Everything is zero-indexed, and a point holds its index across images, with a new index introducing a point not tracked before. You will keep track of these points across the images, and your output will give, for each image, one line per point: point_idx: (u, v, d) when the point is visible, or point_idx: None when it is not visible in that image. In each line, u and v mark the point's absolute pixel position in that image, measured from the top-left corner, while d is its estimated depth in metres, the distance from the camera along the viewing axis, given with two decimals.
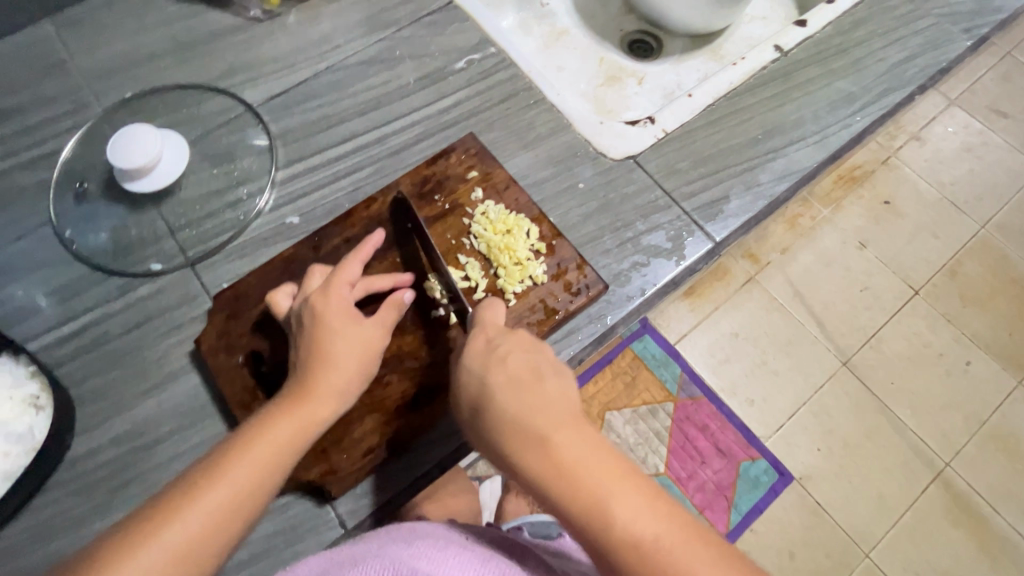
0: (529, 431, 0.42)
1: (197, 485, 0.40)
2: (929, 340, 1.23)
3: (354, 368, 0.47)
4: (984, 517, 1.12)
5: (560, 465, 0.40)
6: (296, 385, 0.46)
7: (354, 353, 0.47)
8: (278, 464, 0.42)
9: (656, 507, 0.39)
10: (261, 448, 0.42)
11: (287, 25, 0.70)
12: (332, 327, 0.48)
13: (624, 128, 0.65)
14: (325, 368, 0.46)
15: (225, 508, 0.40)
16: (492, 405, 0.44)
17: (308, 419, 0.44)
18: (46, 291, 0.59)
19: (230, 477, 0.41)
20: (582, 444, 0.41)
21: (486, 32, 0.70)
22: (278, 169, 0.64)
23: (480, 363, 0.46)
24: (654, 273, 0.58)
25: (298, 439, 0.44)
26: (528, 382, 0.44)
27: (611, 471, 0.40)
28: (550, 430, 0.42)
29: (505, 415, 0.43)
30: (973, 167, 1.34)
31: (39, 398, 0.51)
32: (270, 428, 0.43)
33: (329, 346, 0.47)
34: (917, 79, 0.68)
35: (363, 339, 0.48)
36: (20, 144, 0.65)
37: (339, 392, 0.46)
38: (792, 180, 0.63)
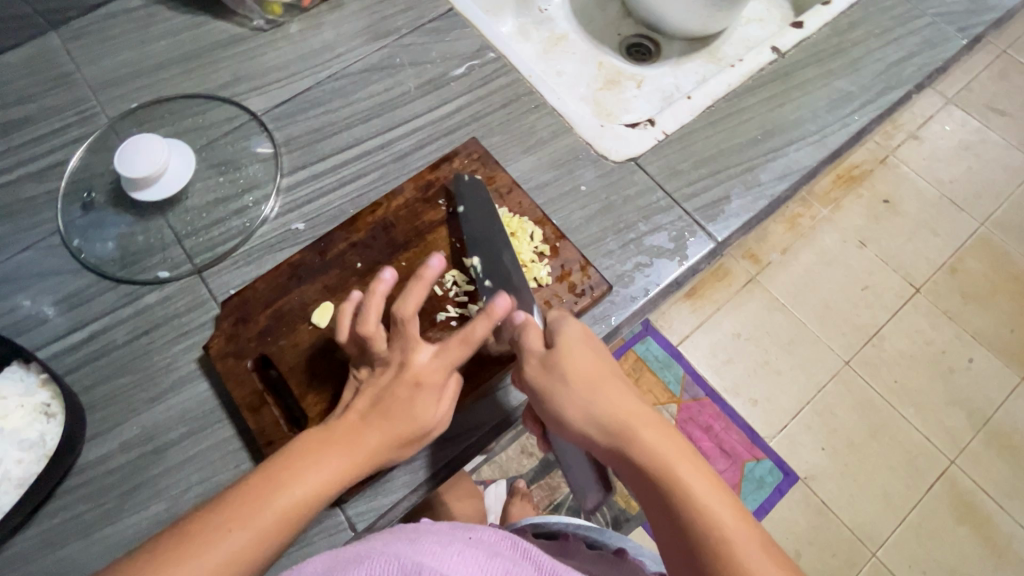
0: (634, 412, 0.44)
1: (231, 519, 0.39)
2: (932, 338, 1.23)
3: (413, 427, 0.46)
4: (990, 515, 1.12)
5: (664, 446, 0.42)
6: (348, 427, 0.45)
7: (418, 411, 0.46)
8: (311, 513, 0.42)
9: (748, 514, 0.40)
10: (310, 479, 0.42)
11: (290, 35, 0.71)
12: (408, 375, 0.46)
13: (624, 130, 0.66)
14: (387, 419, 0.45)
15: (246, 555, 0.39)
16: (601, 381, 0.46)
17: (355, 471, 0.44)
18: (55, 300, 0.59)
19: (259, 522, 0.40)
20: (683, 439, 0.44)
21: (487, 38, 0.71)
22: (283, 176, 0.64)
23: (584, 347, 0.48)
24: (657, 274, 0.59)
25: (353, 474, 0.44)
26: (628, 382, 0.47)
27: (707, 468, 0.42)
28: (651, 416, 0.45)
29: (611, 392, 0.45)
30: (971, 165, 1.34)
31: (50, 405, 0.52)
32: (325, 461, 0.43)
33: (396, 400, 0.46)
34: (913, 78, 0.69)
35: (437, 381, 0.47)
36: (28, 155, 0.65)
37: (393, 447, 0.45)
38: (792, 179, 0.64)
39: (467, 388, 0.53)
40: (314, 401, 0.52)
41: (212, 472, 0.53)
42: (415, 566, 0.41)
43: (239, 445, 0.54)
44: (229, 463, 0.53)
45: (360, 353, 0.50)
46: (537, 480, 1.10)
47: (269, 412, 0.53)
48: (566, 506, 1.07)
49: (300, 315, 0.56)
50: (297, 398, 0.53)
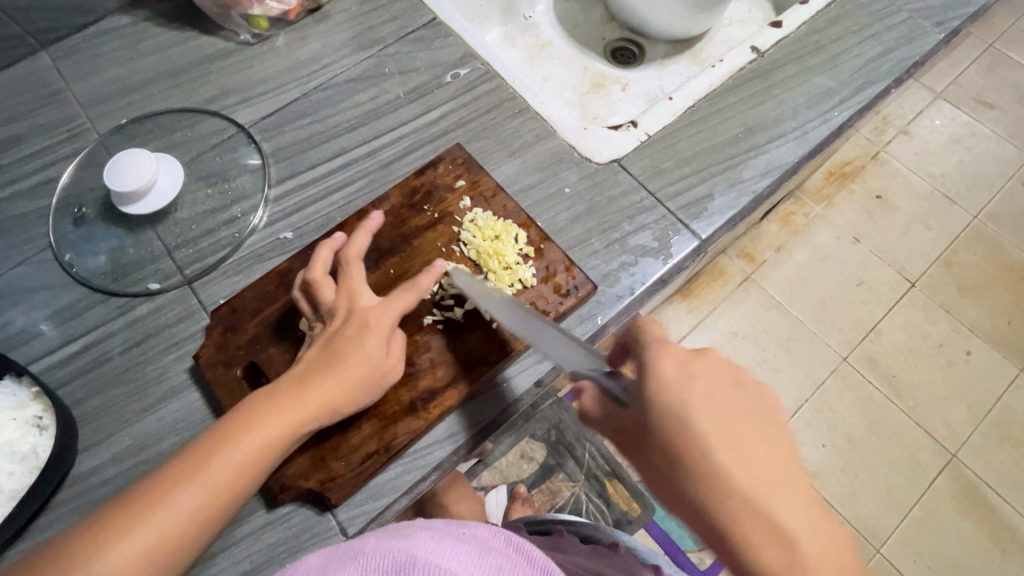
0: (735, 487, 0.41)
1: (181, 478, 0.43)
2: (928, 331, 1.23)
3: (362, 376, 0.49)
4: (994, 507, 1.11)
5: (760, 528, 0.40)
6: (302, 382, 0.49)
7: (368, 356, 0.49)
8: (260, 460, 0.45)
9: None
10: (258, 436, 0.46)
11: (277, 47, 0.72)
12: (354, 319, 0.51)
13: (607, 132, 0.67)
14: (337, 367, 0.49)
15: (198, 506, 0.43)
16: (693, 446, 0.42)
17: (312, 422, 0.47)
18: (48, 315, 0.60)
19: (208, 475, 0.44)
20: (791, 511, 0.41)
21: (470, 46, 0.72)
22: (271, 186, 0.65)
23: (673, 399, 0.44)
24: (642, 273, 0.59)
25: (304, 424, 0.47)
26: (736, 433, 0.43)
27: (813, 546, 0.40)
28: (753, 484, 0.41)
29: (702, 461, 0.42)
30: (962, 158, 1.35)
31: (41, 418, 0.53)
32: (274, 416, 0.46)
33: (345, 348, 0.49)
34: (892, 72, 0.70)
35: (378, 327, 0.51)
36: (20, 172, 0.66)
37: (350, 394, 0.49)
38: (775, 175, 0.64)
39: (455, 389, 0.54)
40: None
41: None
42: (410, 558, 0.42)
43: None
44: None
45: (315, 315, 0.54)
46: (537, 484, 1.09)
47: None
48: (567, 509, 1.07)
49: (288, 322, 0.57)
50: None
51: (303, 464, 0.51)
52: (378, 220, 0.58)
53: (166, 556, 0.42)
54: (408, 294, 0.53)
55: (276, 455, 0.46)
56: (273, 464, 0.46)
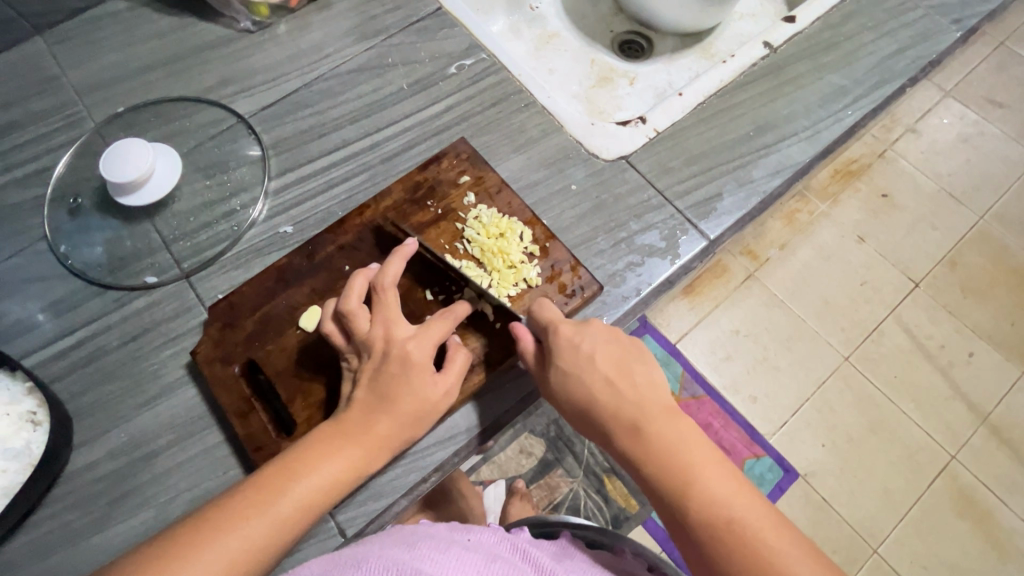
0: (613, 417, 0.48)
1: (243, 512, 0.43)
2: (932, 333, 1.22)
3: (420, 409, 0.48)
4: (992, 510, 1.11)
5: (654, 456, 0.46)
6: (354, 420, 0.47)
7: (418, 392, 0.48)
8: (324, 498, 0.45)
9: (744, 498, 0.44)
10: (319, 471, 0.45)
11: (278, 36, 0.71)
12: (395, 352, 0.48)
13: (615, 128, 0.65)
14: (393, 404, 0.47)
15: (261, 544, 0.42)
16: (588, 400, 0.49)
17: (368, 459, 0.46)
18: (42, 307, 0.59)
19: (268, 515, 0.43)
20: (676, 437, 0.46)
21: (476, 37, 0.70)
22: (271, 179, 0.64)
23: (558, 357, 0.49)
24: (649, 273, 0.58)
25: (364, 464, 0.46)
26: (610, 376, 0.49)
27: (702, 460, 0.45)
28: (625, 413, 0.48)
29: (585, 407, 0.49)
30: (970, 158, 1.33)
31: (35, 413, 0.52)
32: (335, 455, 0.45)
33: (399, 385, 0.47)
34: (908, 71, 0.68)
35: (419, 361, 0.48)
36: (15, 160, 0.65)
37: (407, 430, 0.47)
38: (785, 175, 0.63)
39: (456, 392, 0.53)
40: (302, 405, 0.52)
41: (202, 479, 0.52)
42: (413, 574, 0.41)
43: (229, 451, 0.53)
44: (217, 470, 0.53)
45: (349, 351, 0.50)
46: (536, 480, 1.09)
47: (258, 418, 0.52)
48: (566, 505, 1.07)
49: (288, 319, 0.56)
50: (284, 402, 0.52)
51: None
52: (415, 244, 0.54)
53: None
54: (442, 326, 0.50)
55: (337, 492, 0.45)
56: (332, 501, 0.45)
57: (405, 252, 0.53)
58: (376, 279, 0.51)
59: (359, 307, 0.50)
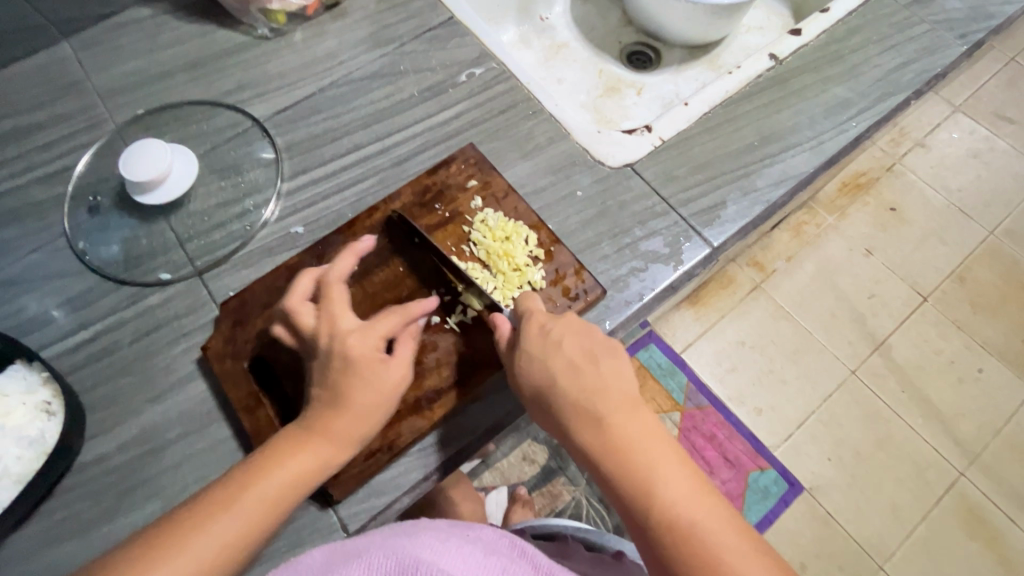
0: (573, 405, 0.47)
1: (210, 515, 0.44)
2: (939, 347, 1.22)
3: (375, 402, 0.48)
4: (1000, 528, 1.10)
5: (610, 446, 0.46)
6: (313, 420, 0.48)
7: (372, 385, 0.48)
8: (289, 497, 0.46)
9: (697, 492, 0.45)
10: (283, 471, 0.46)
11: (294, 43, 0.73)
12: (339, 347, 0.48)
13: (622, 136, 0.66)
14: (344, 399, 0.48)
15: (230, 545, 0.43)
16: (549, 389, 0.48)
17: (329, 455, 0.47)
18: (60, 302, 0.61)
19: (235, 516, 0.44)
20: (633, 431, 0.47)
21: (486, 46, 0.72)
22: (284, 181, 0.65)
23: (528, 343, 0.50)
24: (652, 279, 0.59)
25: (326, 460, 0.47)
26: (576, 364, 0.48)
27: (659, 454, 0.46)
28: (585, 400, 0.47)
29: (545, 393, 0.48)
30: (979, 172, 1.33)
31: (51, 404, 0.53)
32: (297, 453, 0.46)
33: (348, 379, 0.48)
34: (913, 84, 0.69)
35: (366, 354, 0.48)
36: (38, 160, 0.67)
37: (365, 424, 0.48)
38: (789, 185, 0.64)
39: (458, 391, 0.54)
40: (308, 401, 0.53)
41: (209, 472, 0.53)
42: (413, 559, 0.41)
43: (236, 446, 0.54)
44: (224, 464, 0.54)
45: (299, 346, 0.51)
46: (537, 487, 1.09)
47: (265, 414, 0.53)
48: (568, 513, 1.07)
49: None
50: (291, 398, 0.54)
51: None
52: (369, 241, 0.56)
53: None
54: (390, 316, 0.51)
55: (299, 490, 0.46)
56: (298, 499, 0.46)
57: (359, 246, 0.55)
58: (324, 274, 0.53)
59: (305, 306, 0.51)
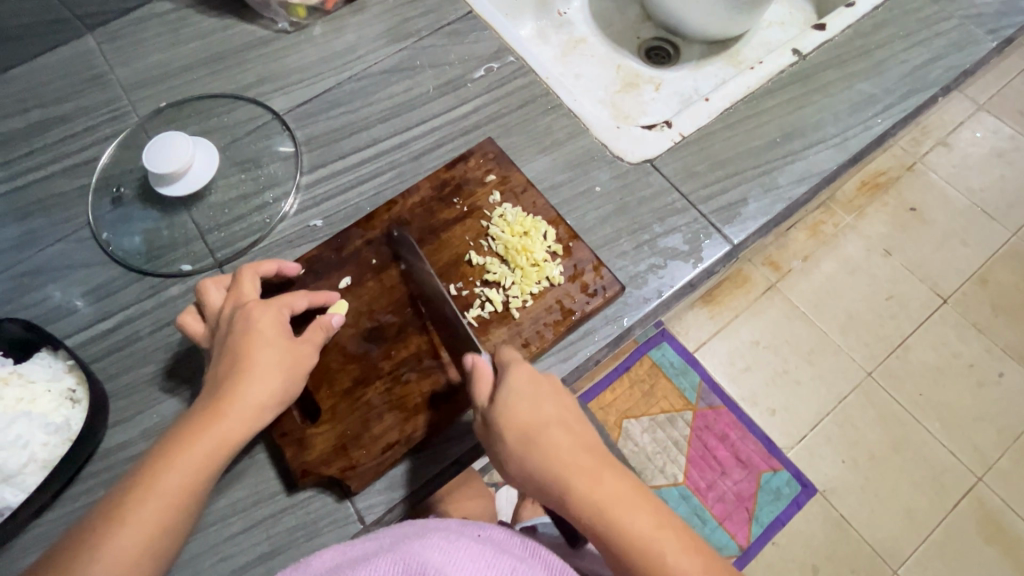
0: (564, 459, 0.44)
1: (123, 506, 0.42)
2: (959, 350, 1.19)
3: (276, 370, 0.47)
4: (1020, 535, 1.08)
5: (606, 504, 0.42)
6: (211, 399, 0.46)
7: (272, 348, 0.48)
8: (201, 475, 0.44)
9: (696, 549, 0.42)
10: (191, 450, 0.44)
11: (313, 37, 0.73)
12: (237, 317, 0.49)
13: (641, 132, 0.66)
14: (242, 365, 0.47)
15: (141, 543, 0.41)
16: (538, 441, 0.45)
17: (233, 434, 0.45)
18: (83, 291, 0.61)
19: (137, 516, 0.42)
20: (626, 485, 0.43)
21: (505, 40, 0.72)
22: (303, 174, 0.66)
23: (514, 390, 0.47)
24: (671, 276, 0.58)
25: (236, 431, 0.45)
26: (563, 418, 0.46)
27: (654, 513, 0.43)
28: (576, 455, 0.44)
29: (532, 445, 0.45)
30: (1004, 172, 1.30)
31: (75, 391, 0.54)
32: (204, 427, 0.45)
33: (247, 350, 0.47)
34: (940, 80, 0.67)
35: (261, 321, 0.49)
36: (62, 151, 0.68)
37: (272, 389, 0.47)
38: (811, 183, 0.63)
39: (474, 386, 0.53)
40: (327, 393, 0.54)
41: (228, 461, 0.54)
42: (419, 565, 0.41)
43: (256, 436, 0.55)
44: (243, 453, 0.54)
45: (206, 329, 0.53)
46: None
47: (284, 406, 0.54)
48: None
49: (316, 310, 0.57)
50: (310, 390, 0.54)
51: (325, 451, 0.52)
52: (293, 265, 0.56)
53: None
54: (299, 295, 0.53)
55: (212, 467, 0.45)
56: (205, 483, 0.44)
57: (285, 264, 0.56)
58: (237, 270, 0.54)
59: (216, 286, 0.54)
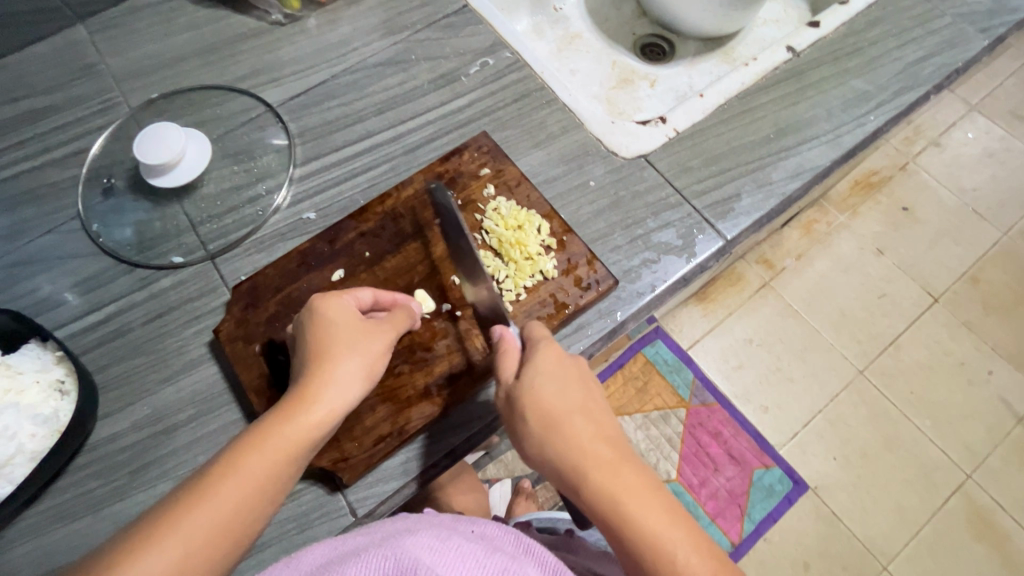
0: (585, 445, 0.44)
1: (213, 484, 0.41)
2: (949, 348, 1.21)
3: (358, 351, 0.47)
4: (1007, 531, 1.09)
5: (621, 495, 0.41)
6: (300, 381, 0.46)
7: (359, 331, 0.48)
8: (299, 448, 0.43)
9: (707, 552, 0.40)
10: (285, 425, 0.44)
11: (307, 29, 0.72)
12: (320, 309, 0.48)
13: (636, 127, 0.66)
14: (330, 346, 0.47)
15: (221, 525, 0.40)
16: (561, 425, 0.44)
17: (324, 410, 0.45)
18: (73, 283, 0.61)
19: (222, 494, 0.40)
20: (644, 479, 0.43)
21: (500, 34, 0.71)
22: (297, 167, 0.65)
23: (541, 372, 0.47)
24: (664, 270, 0.59)
25: (335, 404, 0.45)
26: (587, 405, 0.46)
27: (671, 511, 0.41)
28: (597, 443, 0.44)
29: (555, 425, 0.45)
30: (994, 172, 1.31)
31: (65, 382, 0.54)
32: (300, 404, 0.44)
33: (329, 333, 0.47)
34: (932, 78, 0.68)
35: (345, 309, 0.49)
36: (52, 142, 0.67)
37: (365, 365, 0.47)
38: (805, 179, 0.63)
39: (468, 378, 0.53)
40: None
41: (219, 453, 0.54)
42: (411, 562, 0.41)
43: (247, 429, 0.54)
44: None
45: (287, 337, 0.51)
46: (542, 480, 1.08)
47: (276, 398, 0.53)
48: None
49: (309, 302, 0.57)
50: None
51: None
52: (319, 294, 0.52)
53: (216, 555, 0.40)
54: (364, 288, 0.53)
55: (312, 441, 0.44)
56: (291, 467, 0.43)
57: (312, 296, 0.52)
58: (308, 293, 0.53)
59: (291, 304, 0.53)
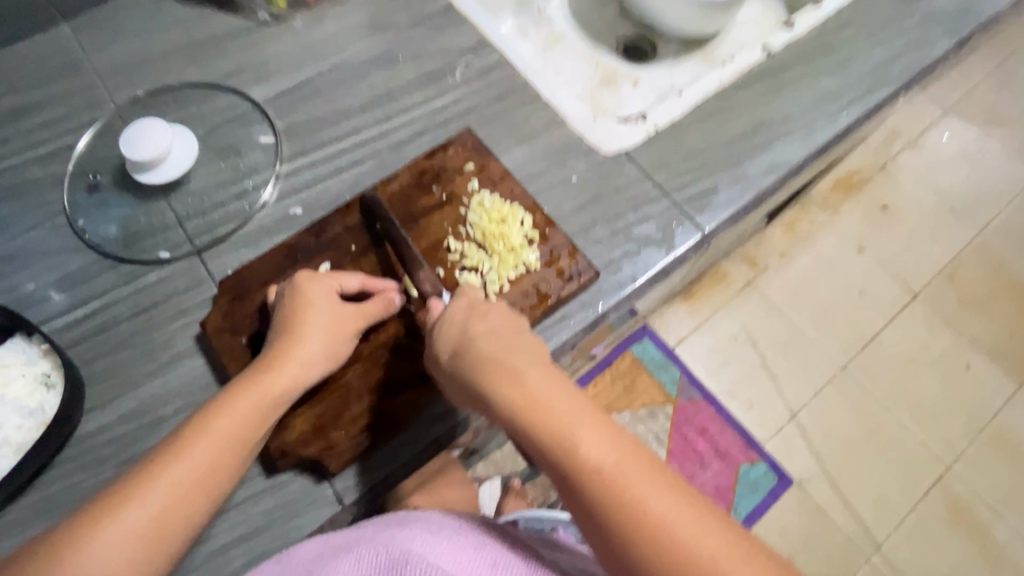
0: (488, 363, 0.45)
1: (179, 446, 0.43)
2: (929, 343, 1.24)
3: (328, 334, 0.50)
4: (985, 520, 1.12)
5: (532, 404, 0.43)
6: (268, 357, 0.49)
7: (330, 313, 0.51)
8: (258, 419, 0.46)
9: (612, 434, 0.41)
10: (251, 396, 0.47)
11: (293, 28, 0.73)
12: (299, 289, 0.52)
13: (616, 124, 0.67)
14: (300, 327, 0.50)
15: (188, 488, 0.42)
16: (468, 351, 0.46)
17: (284, 385, 0.48)
18: (58, 278, 0.61)
19: (188, 458, 0.43)
20: (550, 382, 0.44)
21: (484, 34, 0.73)
22: (283, 163, 0.66)
23: (455, 316, 0.49)
24: (645, 262, 0.60)
25: (295, 379, 0.49)
26: (496, 331, 0.48)
27: (574, 401, 0.43)
28: (502, 357, 0.46)
29: (462, 352, 0.47)
30: (968, 171, 1.35)
31: (51, 376, 0.54)
32: (264, 378, 0.48)
33: (302, 314, 0.50)
34: (901, 77, 0.70)
35: (323, 292, 0.52)
36: (36, 139, 0.68)
37: (329, 347, 0.50)
38: (779, 174, 0.65)
39: None
40: None
41: None
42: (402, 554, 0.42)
43: None
44: None
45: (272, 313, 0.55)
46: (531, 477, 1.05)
47: None
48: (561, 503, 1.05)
49: None
50: None
51: (303, 433, 0.52)
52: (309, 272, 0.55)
53: (178, 514, 0.42)
54: (351, 275, 0.54)
55: (271, 413, 0.47)
56: (252, 438, 0.46)
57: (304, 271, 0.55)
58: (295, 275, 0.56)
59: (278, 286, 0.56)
